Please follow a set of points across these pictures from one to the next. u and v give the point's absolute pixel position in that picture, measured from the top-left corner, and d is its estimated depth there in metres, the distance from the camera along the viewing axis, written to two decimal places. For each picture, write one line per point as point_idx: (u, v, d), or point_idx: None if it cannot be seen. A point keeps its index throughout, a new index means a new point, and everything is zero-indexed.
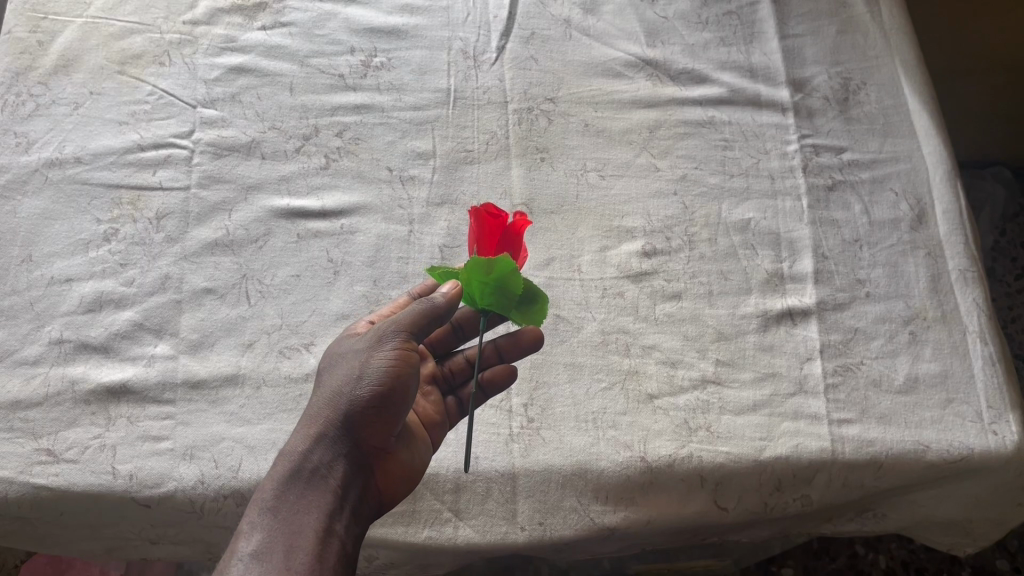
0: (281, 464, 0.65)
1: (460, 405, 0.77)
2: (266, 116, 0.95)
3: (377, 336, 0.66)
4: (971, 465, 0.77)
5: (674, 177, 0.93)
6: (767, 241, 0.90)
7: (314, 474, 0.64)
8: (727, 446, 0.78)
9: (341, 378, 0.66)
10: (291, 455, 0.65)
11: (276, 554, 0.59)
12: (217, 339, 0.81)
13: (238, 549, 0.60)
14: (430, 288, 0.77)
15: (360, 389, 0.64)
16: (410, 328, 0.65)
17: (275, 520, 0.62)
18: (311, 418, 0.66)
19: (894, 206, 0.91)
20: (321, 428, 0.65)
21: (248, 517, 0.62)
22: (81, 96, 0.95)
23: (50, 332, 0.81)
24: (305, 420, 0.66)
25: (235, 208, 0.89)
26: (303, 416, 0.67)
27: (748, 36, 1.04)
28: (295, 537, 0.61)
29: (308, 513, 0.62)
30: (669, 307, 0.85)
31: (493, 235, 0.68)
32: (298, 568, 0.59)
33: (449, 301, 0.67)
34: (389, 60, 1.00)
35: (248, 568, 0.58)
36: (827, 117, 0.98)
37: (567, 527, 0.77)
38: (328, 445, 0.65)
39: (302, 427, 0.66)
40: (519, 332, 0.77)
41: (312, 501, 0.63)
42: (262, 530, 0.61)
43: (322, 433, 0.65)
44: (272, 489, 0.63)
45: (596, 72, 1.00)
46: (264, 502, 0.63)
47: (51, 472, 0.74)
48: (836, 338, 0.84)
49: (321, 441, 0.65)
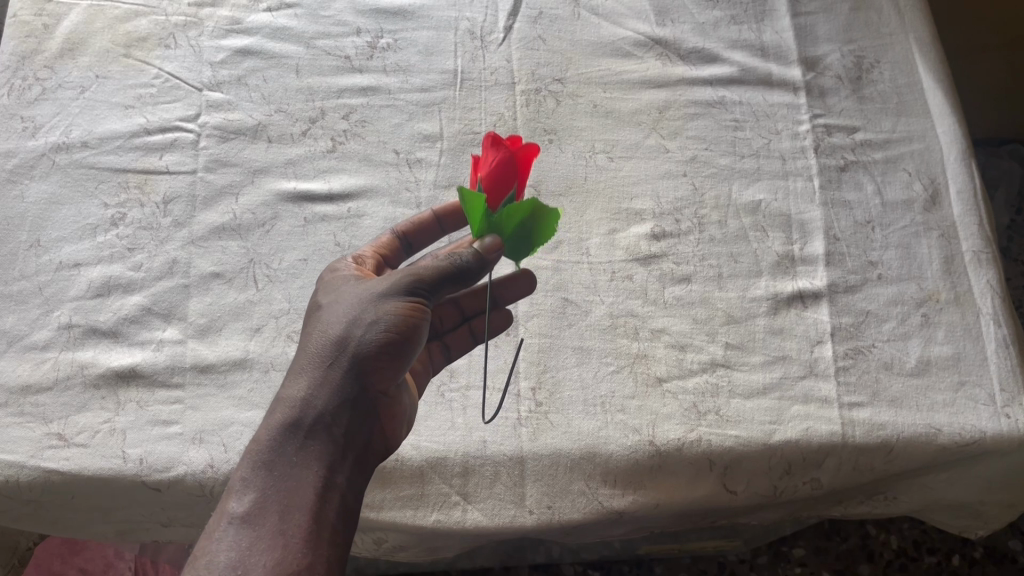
0: (277, 414, 0.60)
1: (444, 351, 0.79)
2: (272, 99, 0.94)
3: (391, 284, 0.63)
4: (984, 449, 0.77)
5: (684, 159, 0.92)
6: (777, 223, 0.89)
7: (315, 424, 0.60)
8: (737, 430, 0.77)
9: (348, 322, 0.62)
10: (289, 403, 0.61)
11: (270, 517, 0.56)
12: (225, 323, 0.81)
13: (229, 509, 0.56)
14: (414, 227, 0.79)
15: (367, 333, 0.61)
16: (426, 278, 0.63)
17: (270, 477, 0.58)
18: (313, 359, 0.62)
19: (907, 186, 0.90)
20: (324, 375, 0.61)
21: (241, 474, 0.58)
22: (87, 80, 0.95)
23: (59, 317, 0.81)
24: (306, 362, 0.62)
25: (242, 191, 0.88)
26: (301, 357, 0.63)
27: (759, 14, 1.02)
28: (293, 496, 0.57)
29: (307, 468, 0.58)
30: (678, 290, 0.85)
31: (524, 152, 0.63)
32: (295, 533, 0.55)
33: (479, 261, 0.64)
34: (395, 41, 0.99)
35: (239, 534, 0.55)
36: (838, 97, 0.96)
37: (575, 510, 0.77)
38: (332, 391, 0.61)
39: (303, 371, 0.62)
40: (513, 275, 0.77)
41: (312, 453, 0.59)
42: (256, 489, 0.57)
43: (325, 378, 0.61)
44: (267, 442, 0.59)
45: (605, 52, 0.99)
46: (258, 456, 0.59)
47: (61, 457, 0.75)
48: (847, 321, 0.83)
49: (325, 387, 0.61)
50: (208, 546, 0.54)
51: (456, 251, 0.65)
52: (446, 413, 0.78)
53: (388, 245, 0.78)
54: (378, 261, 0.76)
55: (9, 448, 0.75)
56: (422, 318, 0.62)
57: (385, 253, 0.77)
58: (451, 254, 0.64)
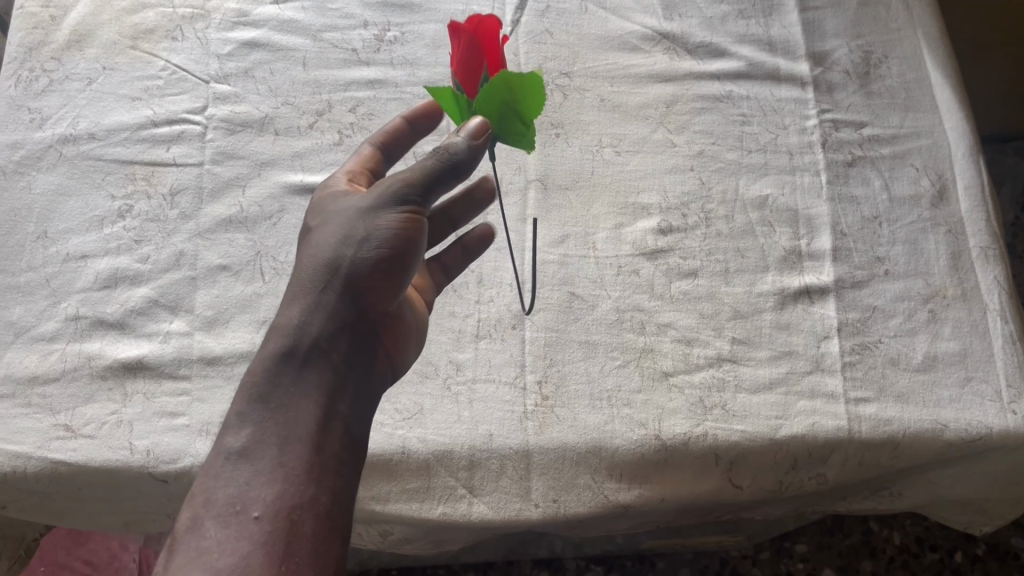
0: (273, 340, 0.62)
1: (443, 271, 0.81)
2: (279, 92, 0.94)
3: (381, 195, 0.64)
4: (990, 445, 0.77)
5: (691, 153, 0.92)
6: (785, 218, 0.89)
7: (311, 351, 0.61)
8: (743, 424, 0.77)
9: (340, 243, 0.63)
10: (284, 330, 0.62)
11: (269, 449, 0.57)
12: (232, 315, 0.81)
13: (226, 445, 0.57)
14: (391, 135, 0.77)
15: (358, 254, 0.62)
16: (418, 183, 0.63)
17: (266, 412, 0.59)
18: (307, 287, 0.63)
19: (915, 182, 0.90)
20: (318, 300, 0.63)
21: (236, 408, 0.59)
22: (94, 72, 0.95)
23: (66, 308, 0.81)
24: (301, 290, 0.63)
25: (249, 184, 0.88)
26: (295, 284, 0.64)
27: (767, 8, 1.02)
28: (292, 426, 0.58)
29: (306, 397, 0.59)
30: (685, 285, 0.85)
31: (484, 27, 0.65)
32: (295, 464, 0.57)
33: (469, 152, 0.64)
34: (402, 34, 0.99)
35: (239, 467, 0.56)
36: (846, 92, 0.96)
37: (581, 504, 0.77)
38: (327, 317, 0.62)
39: (297, 298, 0.63)
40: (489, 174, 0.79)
41: (310, 381, 0.60)
42: (253, 423, 0.58)
43: (320, 304, 0.63)
44: (262, 374, 0.60)
45: (612, 46, 0.99)
46: (254, 387, 0.60)
47: (68, 448, 0.75)
48: (854, 317, 0.83)
49: (319, 313, 0.62)
50: (208, 484, 0.56)
51: (446, 142, 0.64)
52: (453, 407, 0.78)
53: (372, 160, 0.76)
54: (366, 176, 0.74)
55: (16, 438, 0.75)
56: (416, 231, 0.63)
57: (372, 167, 0.76)
58: (442, 151, 0.63)
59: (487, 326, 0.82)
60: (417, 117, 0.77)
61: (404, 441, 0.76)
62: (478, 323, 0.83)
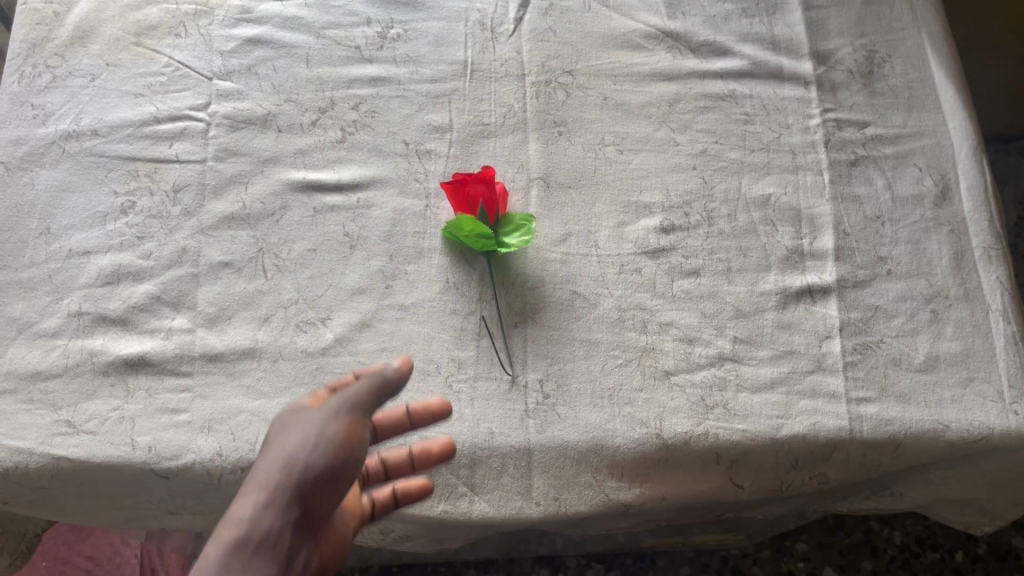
0: (220, 538, 0.53)
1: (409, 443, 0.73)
2: (282, 89, 0.94)
3: (328, 403, 0.58)
4: (990, 445, 0.77)
5: (694, 152, 0.92)
6: (787, 217, 0.88)
7: (263, 547, 0.53)
8: (744, 424, 0.77)
9: (296, 443, 0.56)
10: (232, 523, 0.53)
11: None
12: (234, 312, 0.81)
13: None
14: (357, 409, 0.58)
15: (310, 455, 0.55)
16: (362, 399, 0.58)
17: None
18: (259, 484, 0.55)
19: (918, 182, 0.90)
20: (269, 497, 0.54)
21: None
22: (97, 68, 0.95)
23: (68, 304, 0.81)
24: (251, 489, 0.55)
25: (251, 181, 0.89)
26: (251, 481, 0.56)
27: (771, 7, 1.02)
28: None
29: None
30: (687, 284, 0.85)
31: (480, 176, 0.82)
32: None
33: (400, 376, 0.59)
34: (405, 31, 0.98)
35: None
36: (850, 91, 0.96)
37: (582, 503, 0.77)
38: (280, 513, 0.54)
39: (250, 493, 0.55)
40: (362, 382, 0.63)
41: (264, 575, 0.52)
42: None
43: (275, 503, 0.54)
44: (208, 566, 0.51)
45: (616, 44, 0.99)
46: None
47: (70, 443, 0.75)
48: (856, 317, 0.83)
49: (275, 508, 0.54)
50: None
51: (373, 370, 0.60)
52: (454, 404, 0.78)
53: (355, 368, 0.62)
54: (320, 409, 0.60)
55: (19, 434, 0.75)
56: (363, 435, 0.57)
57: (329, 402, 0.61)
58: (376, 369, 0.59)
59: (489, 324, 0.82)
60: (390, 376, 0.58)
61: (405, 438, 0.76)
62: (480, 320, 0.82)
